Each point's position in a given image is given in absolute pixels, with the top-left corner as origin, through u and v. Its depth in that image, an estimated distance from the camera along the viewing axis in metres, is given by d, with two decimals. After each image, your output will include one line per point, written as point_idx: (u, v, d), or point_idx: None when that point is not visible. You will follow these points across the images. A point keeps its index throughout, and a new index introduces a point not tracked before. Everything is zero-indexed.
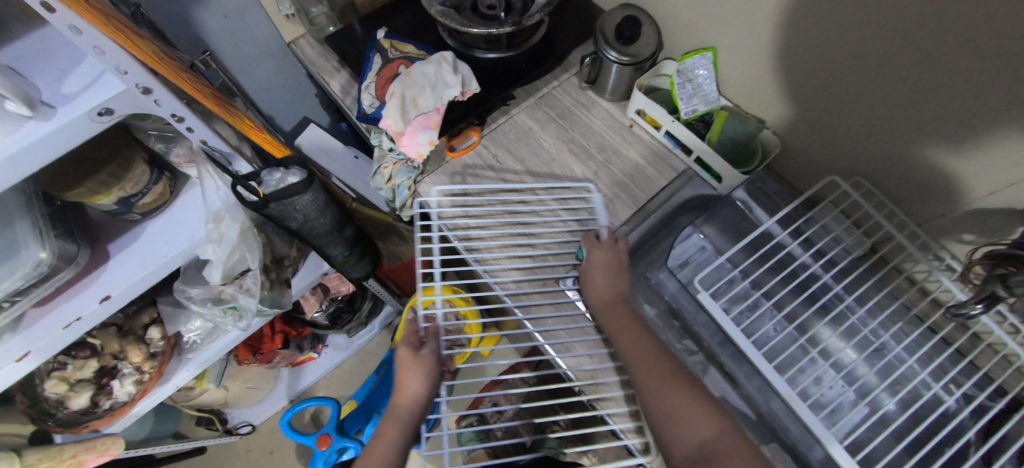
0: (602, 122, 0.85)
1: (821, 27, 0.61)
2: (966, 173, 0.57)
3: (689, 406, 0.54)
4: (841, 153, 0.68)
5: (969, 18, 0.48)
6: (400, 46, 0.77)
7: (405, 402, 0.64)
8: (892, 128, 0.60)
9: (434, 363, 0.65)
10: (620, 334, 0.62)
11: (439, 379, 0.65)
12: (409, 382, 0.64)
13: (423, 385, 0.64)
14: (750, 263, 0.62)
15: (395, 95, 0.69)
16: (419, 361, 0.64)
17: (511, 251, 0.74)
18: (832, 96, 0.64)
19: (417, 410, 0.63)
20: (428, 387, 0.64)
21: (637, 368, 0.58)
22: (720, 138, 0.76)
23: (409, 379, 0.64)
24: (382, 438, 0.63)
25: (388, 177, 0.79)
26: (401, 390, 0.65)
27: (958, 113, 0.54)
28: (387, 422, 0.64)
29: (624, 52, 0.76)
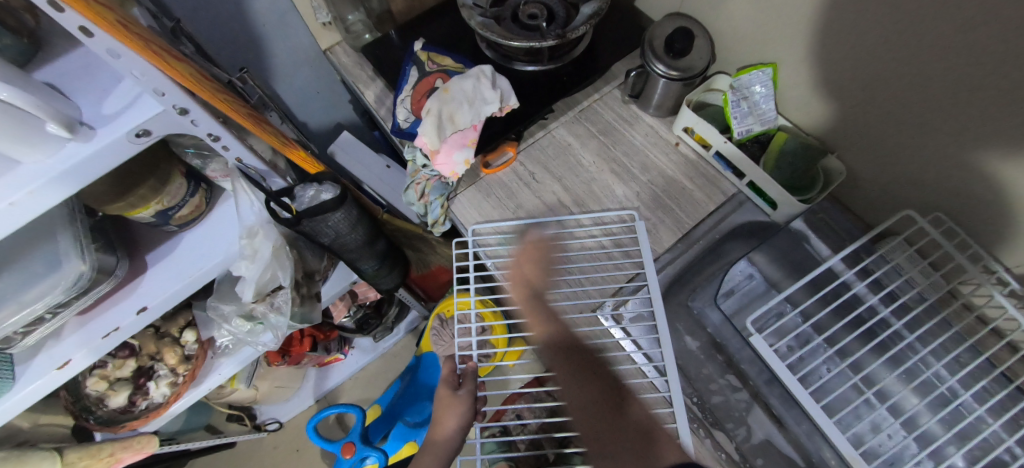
0: (645, 138, 0.80)
1: (904, 47, 0.55)
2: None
3: (610, 403, 0.60)
4: (917, 184, 0.62)
5: None
6: (437, 59, 0.74)
7: (440, 438, 0.64)
8: (982, 162, 0.54)
9: (471, 403, 0.65)
10: (560, 327, 0.65)
11: (474, 418, 0.65)
12: (446, 418, 0.64)
13: (459, 423, 0.64)
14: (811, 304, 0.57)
15: (431, 112, 0.67)
16: (457, 399, 0.64)
17: (548, 277, 0.71)
18: (910, 122, 0.58)
19: (451, 446, 0.64)
20: (463, 425, 0.64)
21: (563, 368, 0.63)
22: (779, 163, 0.70)
23: (446, 417, 0.65)
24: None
25: (421, 193, 0.77)
26: (438, 427, 0.65)
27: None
28: (424, 454, 0.64)
29: (673, 66, 0.72)
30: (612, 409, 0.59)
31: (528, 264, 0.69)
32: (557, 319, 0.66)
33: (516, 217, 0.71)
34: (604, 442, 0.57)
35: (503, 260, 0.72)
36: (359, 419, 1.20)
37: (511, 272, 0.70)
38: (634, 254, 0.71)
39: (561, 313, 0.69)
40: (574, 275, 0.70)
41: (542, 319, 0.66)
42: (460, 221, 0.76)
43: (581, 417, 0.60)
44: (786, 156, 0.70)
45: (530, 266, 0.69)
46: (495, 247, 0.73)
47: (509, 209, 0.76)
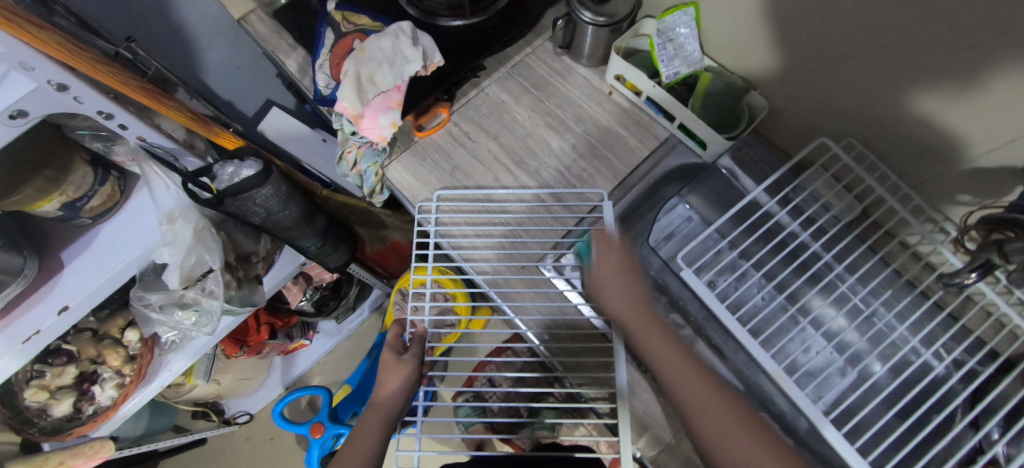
0: (580, 90, 0.79)
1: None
2: (995, 136, 0.51)
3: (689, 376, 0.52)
4: (832, 112, 0.64)
5: None
6: (353, 19, 0.71)
7: (382, 401, 0.64)
8: (886, 86, 0.56)
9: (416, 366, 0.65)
10: (633, 314, 0.57)
11: (418, 382, 0.66)
12: (389, 382, 0.64)
13: (403, 385, 0.64)
14: (739, 233, 0.59)
15: (349, 74, 0.64)
16: (401, 363, 0.65)
17: (488, 236, 0.71)
18: (821, 52, 0.60)
19: (393, 408, 0.63)
20: (406, 389, 0.64)
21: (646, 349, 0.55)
22: (704, 103, 0.71)
23: (389, 381, 0.65)
24: (360, 438, 0.62)
25: (353, 163, 0.75)
26: (380, 390, 0.65)
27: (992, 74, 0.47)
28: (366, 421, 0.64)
29: (599, 12, 0.70)
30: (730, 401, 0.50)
31: (620, 276, 0.60)
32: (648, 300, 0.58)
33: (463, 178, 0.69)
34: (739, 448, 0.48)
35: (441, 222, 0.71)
36: (326, 399, 1.19)
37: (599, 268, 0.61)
38: (574, 206, 0.71)
39: (505, 269, 0.70)
40: (512, 230, 0.71)
41: (639, 317, 0.57)
42: (395, 186, 0.75)
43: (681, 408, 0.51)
44: (710, 98, 0.71)
45: (621, 268, 0.60)
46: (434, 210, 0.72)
47: (444, 169, 0.74)
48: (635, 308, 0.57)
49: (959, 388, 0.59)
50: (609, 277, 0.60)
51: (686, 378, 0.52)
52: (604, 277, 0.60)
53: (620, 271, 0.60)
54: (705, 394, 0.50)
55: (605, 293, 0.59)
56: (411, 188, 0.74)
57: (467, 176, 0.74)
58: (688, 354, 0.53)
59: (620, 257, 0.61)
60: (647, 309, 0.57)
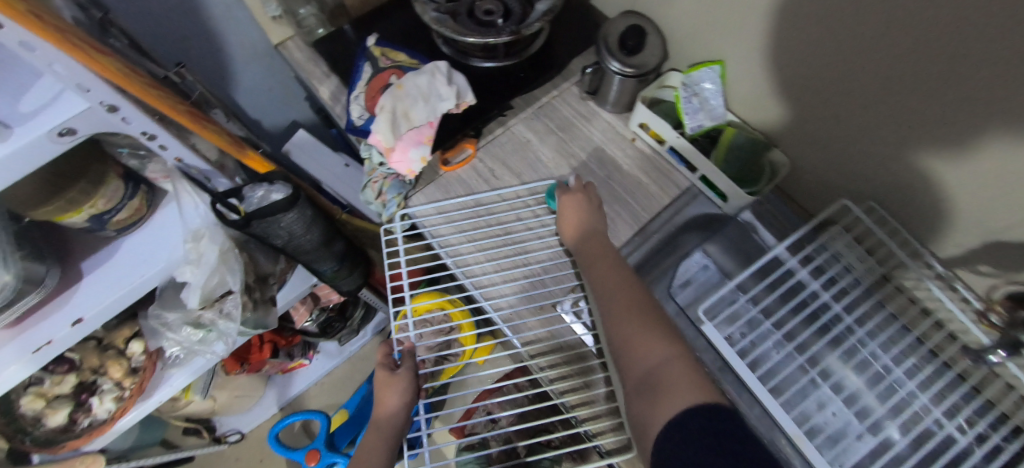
0: (603, 135, 0.81)
1: (843, 46, 0.57)
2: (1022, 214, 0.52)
3: (625, 319, 0.57)
4: (854, 175, 0.66)
5: (986, 51, 0.45)
6: (391, 54, 0.73)
7: (383, 417, 0.63)
8: (909, 157, 0.58)
9: (412, 379, 0.64)
10: (591, 267, 0.64)
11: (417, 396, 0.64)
12: (386, 399, 0.63)
13: (400, 401, 0.63)
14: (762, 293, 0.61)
15: (385, 108, 0.65)
16: (396, 378, 0.63)
17: (509, 274, 0.71)
18: (848, 119, 0.61)
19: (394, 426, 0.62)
20: (405, 403, 0.63)
21: (602, 295, 0.61)
22: (727, 157, 0.73)
23: (387, 396, 0.64)
24: (367, 457, 0.62)
25: (377, 192, 0.76)
26: (381, 406, 0.64)
27: (990, 151, 0.50)
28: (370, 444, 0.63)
29: (627, 63, 0.73)
30: (668, 340, 0.54)
31: (578, 207, 0.69)
32: (609, 254, 0.65)
33: (460, 196, 0.73)
34: (659, 374, 0.51)
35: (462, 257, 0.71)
36: (324, 425, 1.17)
37: (561, 221, 0.69)
38: None
39: (523, 308, 0.70)
40: (534, 271, 0.71)
41: (592, 248, 0.66)
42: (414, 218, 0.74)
43: (619, 350, 0.55)
44: (733, 151, 0.73)
45: (580, 206, 0.70)
46: (456, 246, 0.72)
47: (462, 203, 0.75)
48: (595, 258, 0.64)
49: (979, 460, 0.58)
50: (573, 225, 0.68)
51: (613, 295, 0.60)
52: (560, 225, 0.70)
53: (581, 226, 0.68)
54: (625, 306, 0.58)
55: (562, 221, 0.69)
56: (432, 222, 0.74)
57: (488, 212, 0.75)
58: (623, 279, 0.61)
59: (581, 196, 0.70)
60: (607, 261, 0.64)
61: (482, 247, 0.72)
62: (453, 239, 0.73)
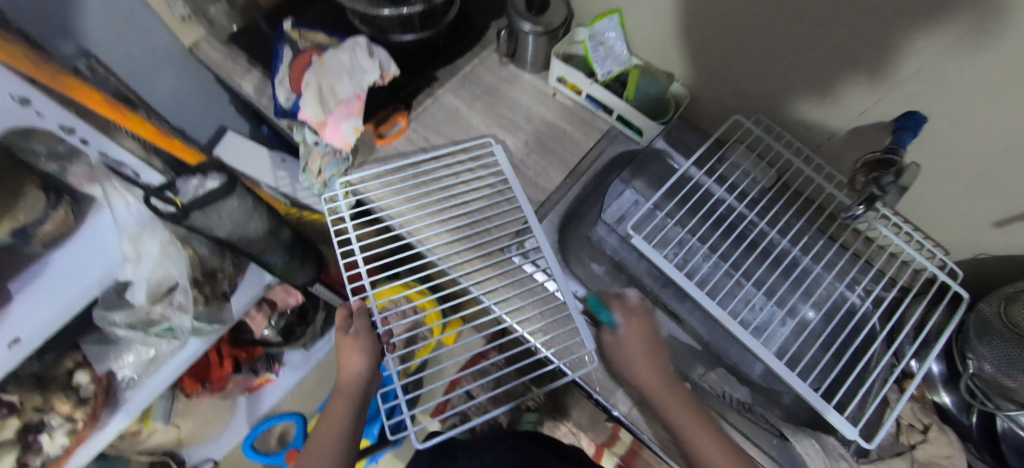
0: (527, 94, 0.86)
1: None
2: (872, 106, 0.61)
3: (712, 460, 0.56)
4: (744, 95, 0.74)
5: None
6: (309, 36, 0.75)
7: (349, 380, 0.66)
8: (779, 69, 0.67)
9: (372, 340, 0.66)
10: (671, 409, 0.60)
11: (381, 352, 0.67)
12: (351, 363, 0.65)
13: (365, 363, 0.66)
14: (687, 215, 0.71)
15: (310, 85, 0.68)
16: (357, 342, 0.66)
17: (453, 228, 0.75)
18: (724, 44, 0.69)
19: (360, 387, 0.65)
20: (370, 364, 0.66)
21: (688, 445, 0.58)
22: (637, 96, 0.80)
23: (350, 361, 0.66)
24: (334, 414, 0.65)
25: (317, 171, 0.77)
26: (344, 369, 0.66)
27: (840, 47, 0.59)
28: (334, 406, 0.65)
29: (536, 22, 0.78)
30: None
31: (641, 343, 0.64)
32: (683, 389, 0.62)
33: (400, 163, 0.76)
34: None
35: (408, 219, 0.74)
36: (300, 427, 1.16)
37: (625, 344, 0.65)
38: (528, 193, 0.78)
39: (472, 258, 0.74)
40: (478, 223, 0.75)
41: (658, 379, 0.62)
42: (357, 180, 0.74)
43: None
44: (640, 90, 0.80)
45: (644, 342, 0.65)
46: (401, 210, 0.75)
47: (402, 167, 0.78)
48: (669, 396, 0.60)
49: (871, 312, 0.72)
50: (639, 364, 0.63)
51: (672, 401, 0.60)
52: (623, 347, 0.65)
53: (649, 367, 0.63)
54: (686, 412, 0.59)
55: (625, 364, 0.64)
56: (376, 193, 0.76)
57: (429, 175, 0.78)
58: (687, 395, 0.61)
59: (643, 328, 0.66)
60: (680, 396, 0.61)
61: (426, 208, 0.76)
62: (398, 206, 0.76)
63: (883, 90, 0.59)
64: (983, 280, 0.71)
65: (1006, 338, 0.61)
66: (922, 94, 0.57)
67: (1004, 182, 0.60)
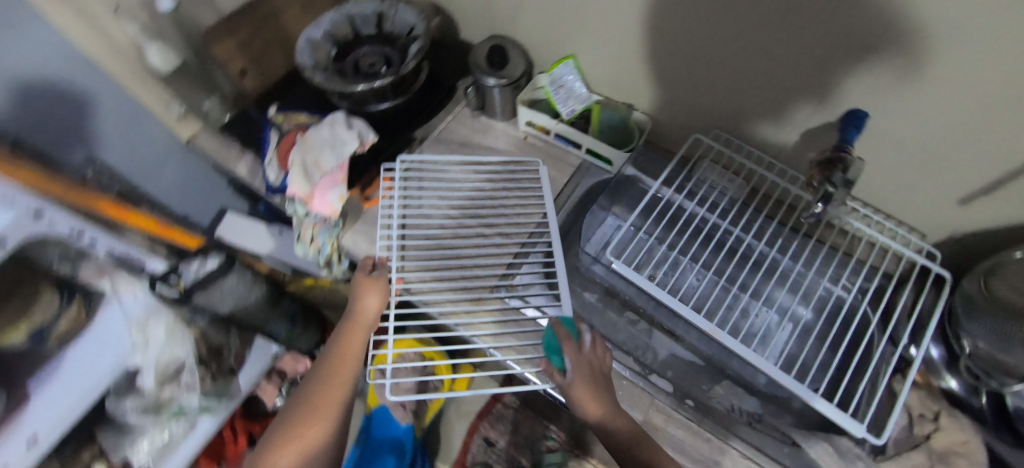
0: (500, 141, 0.91)
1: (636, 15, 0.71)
2: (816, 107, 0.66)
3: None
4: (701, 114, 0.79)
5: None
6: (293, 117, 0.80)
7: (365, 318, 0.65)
8: (726, 87, 0.72)
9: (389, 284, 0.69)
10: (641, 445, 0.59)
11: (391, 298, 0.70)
12: (370, 300, 0.66)
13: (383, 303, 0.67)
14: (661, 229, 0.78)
15: (296, 162, 0.74)
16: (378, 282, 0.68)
17: (445, 278, 0.74)
18: (673, 71, 0.75)
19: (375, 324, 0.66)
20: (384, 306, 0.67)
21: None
22: (601, 129, 0.86)
23: (368, 300, 0.66)
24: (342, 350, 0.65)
25: (309, 239, 0.80)
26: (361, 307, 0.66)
27: (778, 60, 0.64)
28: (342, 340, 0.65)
29: (499, 76, 0.85)
30: None
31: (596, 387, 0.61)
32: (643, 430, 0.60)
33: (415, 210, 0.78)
34: None
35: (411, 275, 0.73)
36: None
37: (579, 398, 0.60)
38: (511, 234, 0.80)
39: (463, 304, 0.73)
40: (470, 268, 0.76)
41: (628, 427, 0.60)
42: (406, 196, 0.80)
43: None
44: (603, 123, 0.86)
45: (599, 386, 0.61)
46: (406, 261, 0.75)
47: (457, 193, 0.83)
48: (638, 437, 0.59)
49: (858, 300, 0.74)
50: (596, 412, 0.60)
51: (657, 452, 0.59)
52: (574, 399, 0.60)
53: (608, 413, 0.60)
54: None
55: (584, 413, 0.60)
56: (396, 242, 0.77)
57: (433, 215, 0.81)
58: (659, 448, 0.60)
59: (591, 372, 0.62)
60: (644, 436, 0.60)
61: (432, 253, 0.76)
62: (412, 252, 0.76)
63: (823, 96, 0.64)
64: (962, 257, 0.73)
65: (988, 311, 0.59)
66: (857, 92, 0.61)
67: (952, 161, 0.63)
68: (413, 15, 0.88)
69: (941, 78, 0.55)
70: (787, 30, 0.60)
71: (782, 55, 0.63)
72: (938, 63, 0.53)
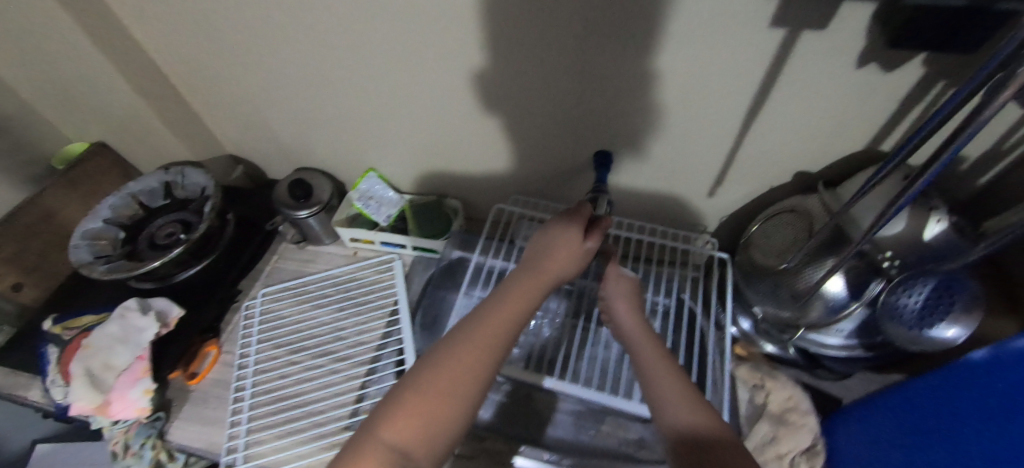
0: (329, 264, 0.91)
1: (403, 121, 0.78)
2: (577, 154, 0.75)
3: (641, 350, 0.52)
4: (498, 185, 0.86)
5: (469, 88, 0.68)
6: (73, 323, 0.76)
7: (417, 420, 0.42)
8: (504, 159, 0.80)
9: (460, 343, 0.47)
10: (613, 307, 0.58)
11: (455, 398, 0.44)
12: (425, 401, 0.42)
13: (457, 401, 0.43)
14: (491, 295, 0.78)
15: (80, 375, 0.70)
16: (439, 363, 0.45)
17: (297, 431, 0.71)
18: (457, 157, 0.82)
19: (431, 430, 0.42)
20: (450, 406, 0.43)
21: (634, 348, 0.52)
22: (419, 225, 0.88)
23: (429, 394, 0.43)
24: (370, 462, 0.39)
25: (125, 449, 0.72)
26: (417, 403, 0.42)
27: (530, 129, 0.72)
28: (507, 302, 0.50)
29: (310, 205, 0.85)
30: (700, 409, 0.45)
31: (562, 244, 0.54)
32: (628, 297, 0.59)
33: (268, 369, 0.77)
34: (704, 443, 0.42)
35: (265, 443, 0.69)
36: None
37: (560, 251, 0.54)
38: (352, 356, 0.78)
39: (322, 450, 0.69)
40: (317, 410, 0.73)
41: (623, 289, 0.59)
42: (253, 336, 0.81)
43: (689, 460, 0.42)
44: (420, 217, 0.89)
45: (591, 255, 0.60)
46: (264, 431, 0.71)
47: (304, 312, 0.83)
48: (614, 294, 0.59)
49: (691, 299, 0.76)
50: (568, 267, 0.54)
51: (650, 353, 0.51)
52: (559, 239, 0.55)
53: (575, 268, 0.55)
54: (674, 385, 0.47)
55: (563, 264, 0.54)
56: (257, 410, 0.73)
57: (283, 364, 0.78)
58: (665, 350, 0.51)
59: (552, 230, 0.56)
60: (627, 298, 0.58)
61: (287, 404, 0.73)
62: (269, 411, 0.73)
63: (576, 145, 0.73)
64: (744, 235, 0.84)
65: (762, 281, 0.66)
66: (602, 136, 0.70)
67: (690, 172, 0.73)
68: (202, 174, 0.87)
69: (639, 117, 0.66)
70: (520, 107, 0.69)
71: (523, 128, 0.72)
72: (628, 102, 0.64)
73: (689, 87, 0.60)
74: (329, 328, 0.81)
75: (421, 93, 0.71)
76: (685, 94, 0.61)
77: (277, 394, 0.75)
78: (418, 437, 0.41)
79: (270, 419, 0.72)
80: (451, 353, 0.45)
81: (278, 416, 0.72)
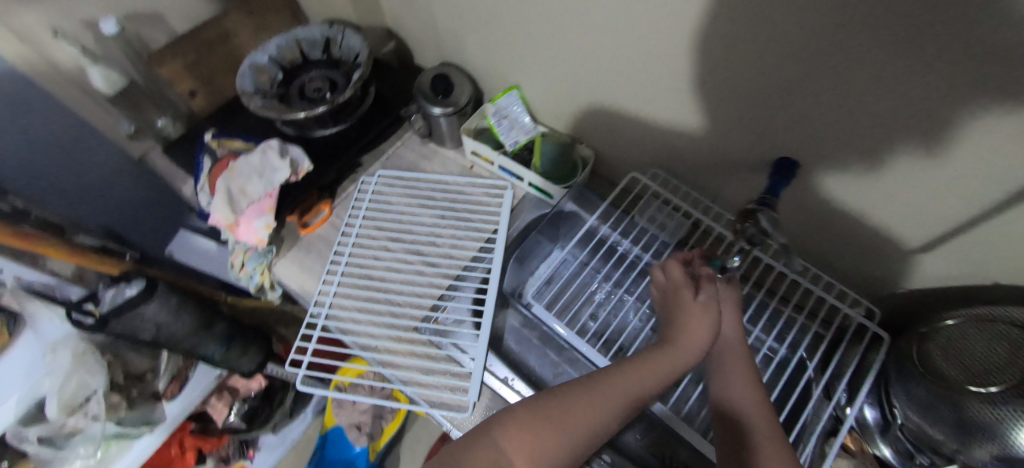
0: (444, 169, 0.90)
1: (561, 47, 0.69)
2: (744, 152, 0.62)
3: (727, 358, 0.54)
4: (640, 150, 0.76)
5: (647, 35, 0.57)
6: (227, 143, 0.84)
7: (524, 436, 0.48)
8: (656, 125, 0.69)
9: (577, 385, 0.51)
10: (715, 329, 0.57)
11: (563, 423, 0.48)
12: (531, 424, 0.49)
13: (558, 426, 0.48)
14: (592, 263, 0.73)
15: (221, 191, 0.77)
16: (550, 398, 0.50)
17: (371, 312, 0.73)
18: (605, 104, 0.73)
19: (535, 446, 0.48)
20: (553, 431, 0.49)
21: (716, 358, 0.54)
22: (543, 162, 0.81)
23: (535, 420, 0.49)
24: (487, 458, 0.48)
25: (240, 265, 0.81)
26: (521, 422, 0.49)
27: (701, 103, 0.60)
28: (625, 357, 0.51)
29: (445, 104, 0.83)
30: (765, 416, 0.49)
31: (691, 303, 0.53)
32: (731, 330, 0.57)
33: (363, 246, 0.80)
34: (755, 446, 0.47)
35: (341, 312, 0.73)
36: None
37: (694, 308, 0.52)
38: (438, 264, 0.78)
39: (384, 339, 0.71)
40: (393, 302, 0.74)
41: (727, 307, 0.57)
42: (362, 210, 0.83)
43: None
44: (547, 155, 0.82)
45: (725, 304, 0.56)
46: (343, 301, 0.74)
47: (410, 205, 0.84)
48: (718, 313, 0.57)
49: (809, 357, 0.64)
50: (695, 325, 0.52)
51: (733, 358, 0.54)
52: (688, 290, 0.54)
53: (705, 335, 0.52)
54: (749, 398, 0.50)
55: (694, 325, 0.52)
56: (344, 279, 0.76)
57: (377, 248, 0.80)
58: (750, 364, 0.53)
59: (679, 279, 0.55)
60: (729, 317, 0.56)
61: (370, 284, 0.76)
62: (353, 285, 0.76)
63: (750, 142, 0.60)
64: None
65: (918, 380, 0.52)
66: (787, 142, 0.57)
67: (881, 221, 0.58)
68: (358, 40, 0.87)
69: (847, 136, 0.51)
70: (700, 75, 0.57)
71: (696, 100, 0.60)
72: (841, 113, 0.49)
73: (938, 122, 0.44)
74: (428, 229, 0.81)
75: (592, 25, 0.62)
76: (927, 135, 0.46)
77: (365, 272, 0.77)
78: (523, 451, 0.48)
79: (352, 293, 0.75)
80: (563, 391, 0.50)
81: (360, 292, 0.75)
